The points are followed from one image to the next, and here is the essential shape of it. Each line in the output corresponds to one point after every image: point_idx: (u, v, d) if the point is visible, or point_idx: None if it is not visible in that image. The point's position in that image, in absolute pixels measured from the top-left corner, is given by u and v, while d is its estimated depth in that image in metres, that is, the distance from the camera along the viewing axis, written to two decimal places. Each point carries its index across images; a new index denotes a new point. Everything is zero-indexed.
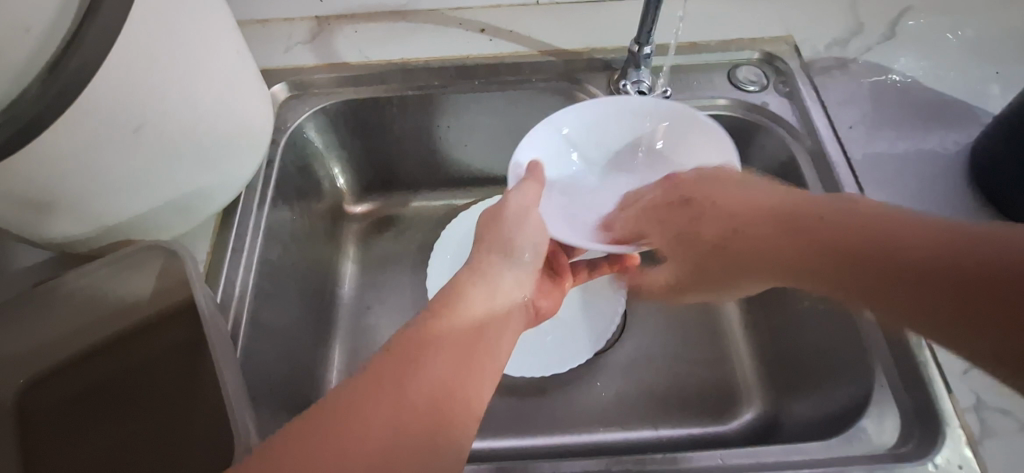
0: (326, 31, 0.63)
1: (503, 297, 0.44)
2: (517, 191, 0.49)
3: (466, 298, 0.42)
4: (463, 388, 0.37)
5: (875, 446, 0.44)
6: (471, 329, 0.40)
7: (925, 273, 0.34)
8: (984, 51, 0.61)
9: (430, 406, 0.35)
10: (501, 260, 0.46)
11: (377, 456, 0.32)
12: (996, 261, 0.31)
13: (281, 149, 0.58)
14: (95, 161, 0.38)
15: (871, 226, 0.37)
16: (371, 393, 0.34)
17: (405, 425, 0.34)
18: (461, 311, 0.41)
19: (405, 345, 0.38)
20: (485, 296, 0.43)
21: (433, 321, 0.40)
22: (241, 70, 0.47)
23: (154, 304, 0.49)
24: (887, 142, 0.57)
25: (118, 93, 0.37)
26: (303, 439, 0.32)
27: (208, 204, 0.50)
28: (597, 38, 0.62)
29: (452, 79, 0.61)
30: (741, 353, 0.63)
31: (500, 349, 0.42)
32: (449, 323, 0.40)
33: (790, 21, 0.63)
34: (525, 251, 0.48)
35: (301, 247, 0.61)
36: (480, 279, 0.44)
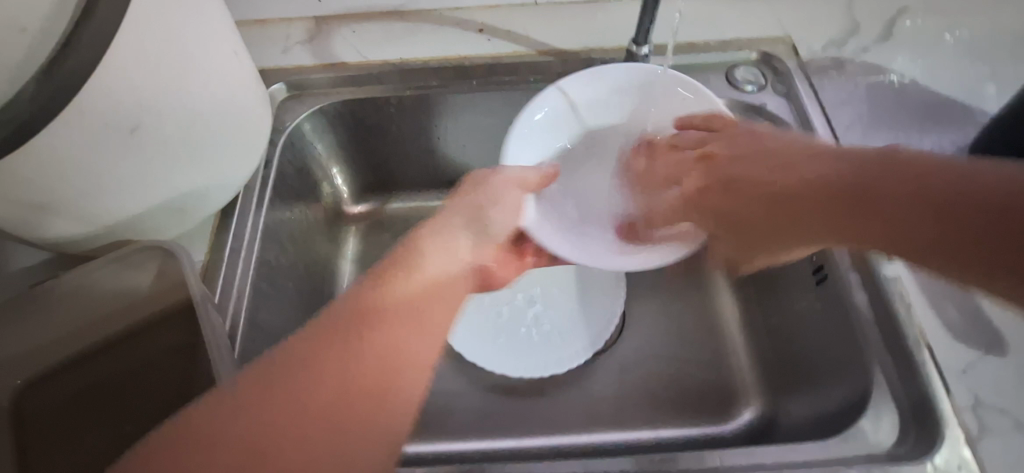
0: (324, 31, 0.63)
1: (477, 259, 0.48)
2: (505, 170, 0.52)
3: (422, 252, 0.45)
4: (406, 351, 0.39)
5: (873, 446, 0.44)
6: (421, 291, 0.42)
7: (951, 204, 0.34)
8: (980, 52, 0.62)
9: (368, 378, 0.37)
10: (465, 224, 0.48)
11: (333, 396, 0.35)
12: (990, 198, 0.33)
13: (279, 149, 0.58)
14: (93, 161, 0.38)
15: (844, 173, 0.39)
16: (308, 363, 0.36)
17: (335, 386, 0.36)
18: (432, 255, 0.45)
19: (342, 326, 0.38)
20: (440, 251, 0.46)
21: (400, 270, 0.43)
22: (238, 68, 0.47)
23: (151, 304, 0.49)
24: (883, 142, 0.57)
25: (116, 93, 0.37)
26: (275, 398, 0.35)
27: (206, 204, 0.49)
28: (595, 38, 0.62)
29: (450, 80, 0.61)
30: (740, 352, 0.63)
31: (442, 322, 0.42)
32: (402, 288, 0.42)
33: (787, 21, 0.63)
34: (495, 225, 0.49)
35: (299, 247, 0.61)
36: (437, 240, 0.46)
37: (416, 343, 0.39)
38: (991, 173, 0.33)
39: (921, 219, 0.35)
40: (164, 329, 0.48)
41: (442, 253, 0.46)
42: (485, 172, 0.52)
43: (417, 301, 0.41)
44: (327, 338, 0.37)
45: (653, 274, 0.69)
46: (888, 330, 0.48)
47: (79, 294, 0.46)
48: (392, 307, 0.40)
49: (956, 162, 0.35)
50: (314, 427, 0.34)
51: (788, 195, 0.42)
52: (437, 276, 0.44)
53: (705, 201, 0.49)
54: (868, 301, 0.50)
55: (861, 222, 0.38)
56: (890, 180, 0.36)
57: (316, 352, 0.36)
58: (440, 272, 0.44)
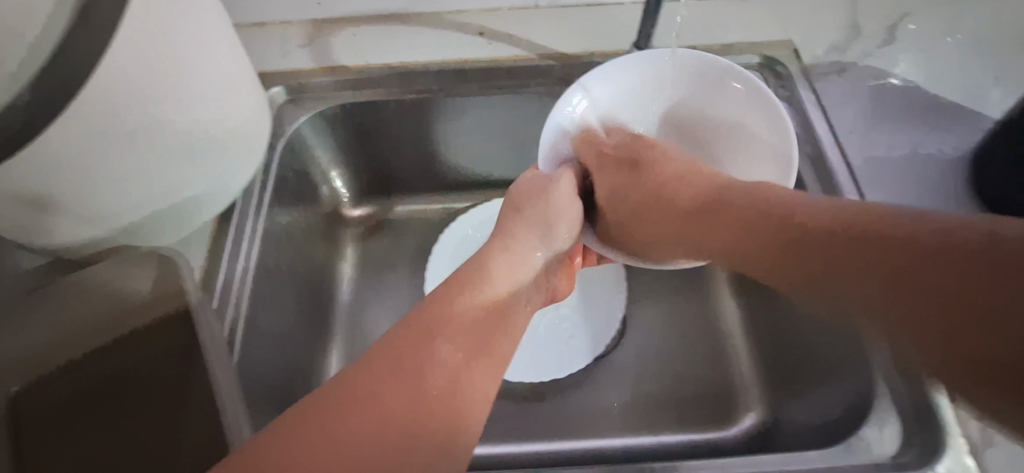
0: (324, 34, 0.63)
1: (528, 280, 0.46)
2: (563, 177, 0.53)
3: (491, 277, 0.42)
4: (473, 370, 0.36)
5: (877, 454, 0.43)
6: (491, 312, 0.40)
7: (958, 260, 0.28)
8: (983, 56, 0.61)
9: (433, 390, 0.34)
10: (535, 237, 0.48)
11: (389, 425, 0.32)
12: (991, 247, 0.27)
13: (279, 153, 0.58)
14: (90, 167, 0.38)
15: (877, 235, 0.32)
16: (372, 386, 0.33)
17: (390, 411, 0.32)
18: (501, 276, 0.43)
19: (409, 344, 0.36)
20: (513, 265, 0.45)
21: (470, 290, 0.41)
22: (238, 73, 0.47)
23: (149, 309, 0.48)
24: (886, 148, 0.57)
25: (115, 98, 0.37)
26: (312, 424, 0.31)
27: (206, 208, 0.49)
28: (596, 41, 0.62)
29: (451, 83, 0.61)
30: (741, 357, 0.63)
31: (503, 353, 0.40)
32: (482, 301, 0.41)
33: (790, 24, 0.63)
34: (559, 237, 0.50)
35: (299, 251, 0.61)
36: (502, 251, 0.45)
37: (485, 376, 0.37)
38: (980, 228, 0.29)
39: (910, 274, 0.30)
40: (162, 334, 0.48)
41: (516, 268, 0.45)
42: (548, 182, 0.52)
43: (481, 321, 0.39)
44: (374, 361, 0.34)
45: (655, 278, 0.69)
46: None
47: None
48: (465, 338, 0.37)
49: (983, 219, 0.29)
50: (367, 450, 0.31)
51: (821, 251, 0.34)
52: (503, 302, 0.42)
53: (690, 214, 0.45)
54: None
55: (866, 273, 0.31)
56: (894, 232, 0.31)
57: (363, 378, 0.34)
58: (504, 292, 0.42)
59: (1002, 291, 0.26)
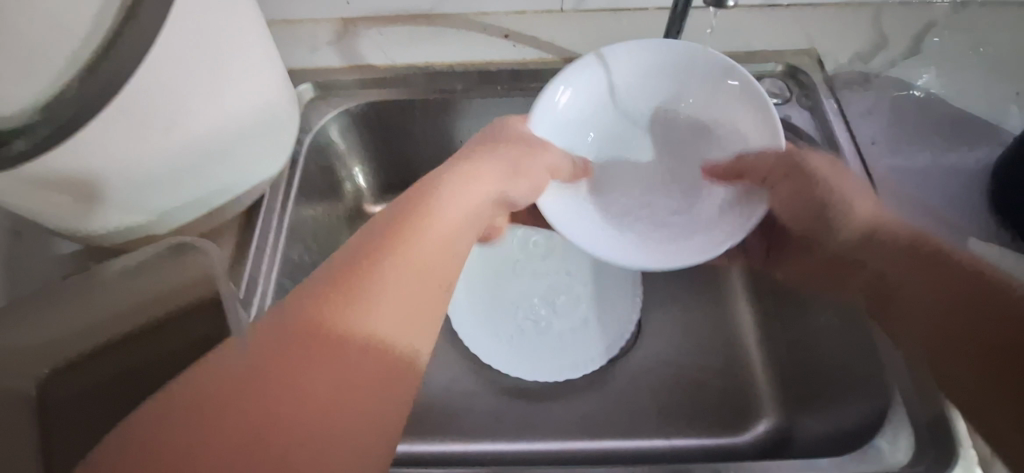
0: (352, 32, 0.64)
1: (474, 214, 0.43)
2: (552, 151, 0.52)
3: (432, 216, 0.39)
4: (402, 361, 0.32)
5: (890, 464, 0.43)
6: (426, 275, 0.35)
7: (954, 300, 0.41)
8: (1006, 70, 0.61)
9: (350, 382, 0.29)
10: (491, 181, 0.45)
11: (305, 416, 0.27)
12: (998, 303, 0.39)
13: (305, 149, 0.59)
14: (126, 157, 0.39)
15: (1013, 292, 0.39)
16: (285, 372, 0.28)
17: (302, 398, 0.28)
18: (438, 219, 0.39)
19: (335, 291, 0.32)
20: (455, 202, 0.41)
21: (407, 247, 0.35)
22: (269, 69, 0.48)
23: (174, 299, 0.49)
24: (907, 159, 0.57)
25: (154, 93, 0.38)
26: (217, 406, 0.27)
27: (234, 201, 0.50)
28: (619, 46, 0.63)
29: (476, 84, 0.62)
30: (755, 364, 0.64)
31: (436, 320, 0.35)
32: (416, 252, 0.36)
33: (815, 34, 0.63)
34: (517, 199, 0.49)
35: (320, 245, 0.62)
36: (457, 178, 0.43)
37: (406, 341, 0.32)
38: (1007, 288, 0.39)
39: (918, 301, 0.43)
40: (187, 322, 0.49)
41: (458, 208, 0.41)
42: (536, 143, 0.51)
43: (443, 238, 0.38)
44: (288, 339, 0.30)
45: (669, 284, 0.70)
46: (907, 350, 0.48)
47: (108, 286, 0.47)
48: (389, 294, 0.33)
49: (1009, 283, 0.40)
50: (273, 443, 0.26)
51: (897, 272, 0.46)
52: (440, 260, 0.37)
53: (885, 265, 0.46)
54: None
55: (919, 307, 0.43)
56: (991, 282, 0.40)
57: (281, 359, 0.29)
58: (460, 204, 0.42)
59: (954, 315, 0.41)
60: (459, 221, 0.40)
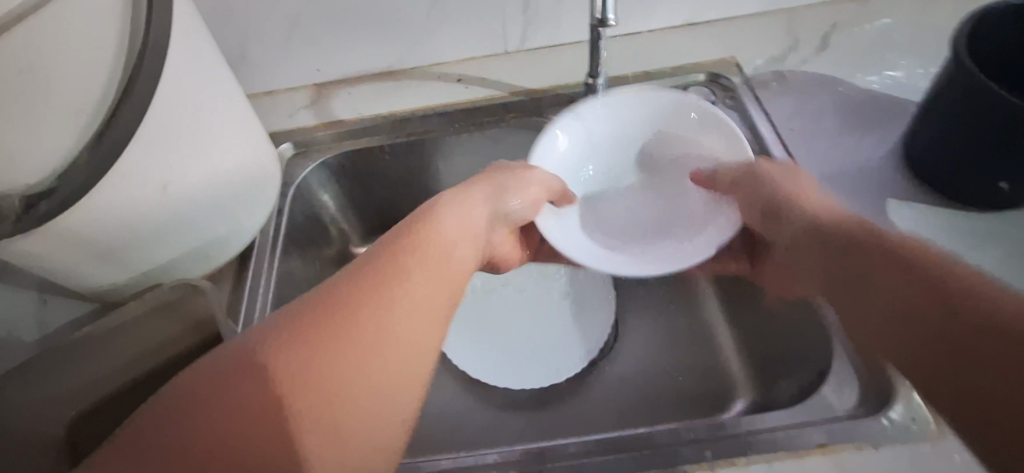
0: (324, 95, 0.72)
1: (455, 243, 0.46)
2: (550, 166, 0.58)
3: (422, 246, 0.43)
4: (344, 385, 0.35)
5: (836, 408, 0.45)
6: (402, 295, 0.39)
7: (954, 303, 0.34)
8: (907, 52, 0.68)
9: (277, 406, 0.33)
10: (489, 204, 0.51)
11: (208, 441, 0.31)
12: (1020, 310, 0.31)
13: (290, 199, 0.66)
14: (124, 201, 0.44)
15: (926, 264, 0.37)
16: (219, 384, 0.33)
17: (232, 421, 0.32)
18: (420, 256, 0.42)
19: (310, 321, 0.36)
20: (451, 237, 0.46)
21: (388, 268, 0.40)
22: (250, 129, 0.55)
23: (188, 333, 0.54)
24: (825, 143, 0.63)
25: (149, 145, 0.44)
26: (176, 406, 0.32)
27: (226, 248, 0.57)
28: (560, 74, 0.70)
29: (436, 125, 0.69)
30: (727, 351, 0.68)
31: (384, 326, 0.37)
32: (395, 284, 0.39)
33: (733, 43, 0.70)
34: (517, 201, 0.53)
35: (311, 286, 0.68)
36: (454, 218, 0.47)
37: (397, 351, 0.37)
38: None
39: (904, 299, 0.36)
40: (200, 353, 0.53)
41: (455, 238, 0.46)
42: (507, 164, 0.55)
43: (397, 267, 0.41)
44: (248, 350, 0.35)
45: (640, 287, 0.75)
46: None
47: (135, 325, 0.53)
48: (398, 301, 0.39)
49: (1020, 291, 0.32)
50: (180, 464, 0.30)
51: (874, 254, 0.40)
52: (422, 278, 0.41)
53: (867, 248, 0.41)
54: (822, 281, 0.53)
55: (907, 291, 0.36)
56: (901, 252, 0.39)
57: (227, 374, 0.33)
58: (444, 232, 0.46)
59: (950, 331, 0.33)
60: (440, 254, 0.44)
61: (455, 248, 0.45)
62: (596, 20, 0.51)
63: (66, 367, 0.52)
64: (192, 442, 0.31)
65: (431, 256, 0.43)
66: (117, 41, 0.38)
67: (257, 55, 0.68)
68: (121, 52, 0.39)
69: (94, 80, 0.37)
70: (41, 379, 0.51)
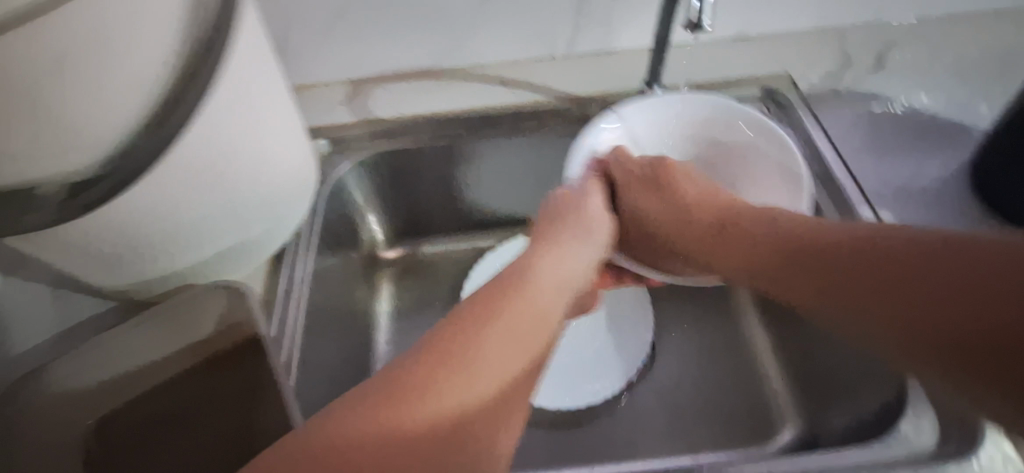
0: (361, 91, 0.69)
1: (562, 266, 0.48)
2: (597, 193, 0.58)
3: (536, 274, 0.46)
4: (507, 392, 0.38)
5: (917, 446, 0.43)
6: (536, 313, 0.42)
7: (915, 269, 0.37)
8: (967, 77, 0.66)
9: (450, 409, 0.35)
10: (582, 238, 0.52)
11: (392, 445, 0.33)
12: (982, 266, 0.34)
13: (324, 198, 0.62)
14: (172, 192, 0.40)
15: (855, 236, 0.41)
16: (387, 399, 0.34)
17: (414, 426, 0.34)
18: (537, 280, 0.45)
19: (459, 335, 0.39)
20: (557, 266, 0.48)
21: (510, 291, 0.43)
22: (296, 120, 0.52)
23: (224, 333, 0.51)
24: (883, 168, 0.62)
25: (208, 131, 0.40)
26: (344, 421, 0.33)
27: (264, 248, 0.53)
28: (609, 82, 0.68)
29: (478, 128, 0.66)
30: (771, 375, 0.65)
31: (527, 340, 0.41)
32: (524, 303, 0.43)
33: (788, 58, 0.68)
34: (600, 237, 0.54)
35: (341, 289, 0.65)
36: (553, 250, 0.50)
37: (519, 366, 0.39)
38: (986, 243, 0.35)
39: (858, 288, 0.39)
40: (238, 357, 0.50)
41: (559, 267, 0.48)
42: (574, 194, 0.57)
43: (520, 286, 0.44)
44: (408, 365, 0.37)
45: (678, 304, 0.72)
46: None
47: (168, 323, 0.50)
48: (496, 349, 0.39)
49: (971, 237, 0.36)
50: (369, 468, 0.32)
51: (813, 255, 0.42)
52: (545, 300, 0.44)
53: (815, 269, 0.42)
54: None
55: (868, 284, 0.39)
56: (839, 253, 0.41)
57: (390, 390, 0.35)
58: (550, 256, 0.49)
59: (941, 299, 0.35)
60: (558, 277, 0.47)
61: (564, 270, 0.48)
62: (691, 22, 0.46)
63: (90, 360, 0.48)
64: (375, 444, 0.32)
65: (548, 277, 0.46)
66: (182, 22, 0.35)
67: (295, 46, 0.65)
68: (184, 34, 0.35)
69: (152, 63, 0.34)
70: (63, 374, 0.48)
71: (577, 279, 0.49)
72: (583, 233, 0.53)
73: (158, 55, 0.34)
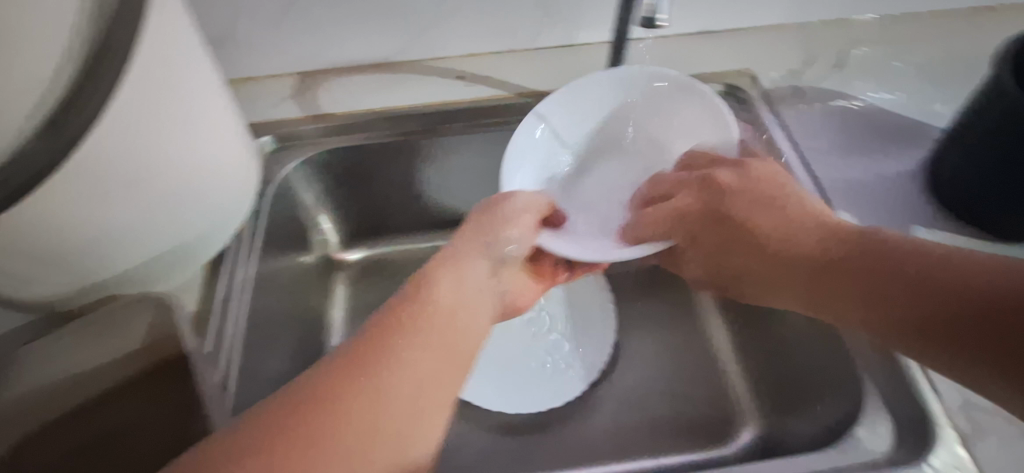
0: (309, 85, 0.65)
1: (464, 284, 0.44)
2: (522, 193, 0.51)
3: (435, 298, 0.42)
4: (411, 426, 0.36)
5: (872, 453, 0.43)
6: (432, 341, 0.39)
7: (933, 284, 0.40)
8: (924, 75, 0.66)
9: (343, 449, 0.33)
10: (488, 254, 0.47)
11: None
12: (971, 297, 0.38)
13: (269, 199, 0.59)
14: (85, 200, 0.37)
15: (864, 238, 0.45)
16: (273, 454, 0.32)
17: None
18: (433, 305, 0.41)
19: (351, 374, 0.36)
20: (457, 287, 0.43)
21: (404, 321, 0.39)
22: (229, 116, 0.48)
23: (150, 344, 0.48)
24: (845, 166, 0.61)
25: (118, 136, 0.37)
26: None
27: (198, 254, 0.49)
28: (569, 77, 0.66)
29: (433, 126, 0.64)
30: (732, 374, 0.64)
31: (427, 371, 0.38)
32: (422, 332, 0.39)
33: (750, 54, 0.67)
34: (510, 247, 0.48)
35: (290, 294, 0.62)
36: (453, 272, 0.44)
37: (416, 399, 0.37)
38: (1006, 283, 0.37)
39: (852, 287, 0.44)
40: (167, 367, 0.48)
41: (460, 288, 0.43)
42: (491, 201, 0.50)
43: (415, 313, 0.40)
44: (296, 405, 0.34)
45: (641, 304, 0.71)
46: (875, 343, 0.48)
47: (87, 340, 0.47)
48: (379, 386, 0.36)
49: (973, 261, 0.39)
50: None
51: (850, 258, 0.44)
52: (442, 329, 0.40)
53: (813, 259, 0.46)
54: None
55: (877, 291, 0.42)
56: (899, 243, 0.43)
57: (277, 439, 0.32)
58: (450, 277, 0.44)
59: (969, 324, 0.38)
60: (461, 295, 0.43)
61: (468, 292, 0.44)
62: (643, 18, 0.44)
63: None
64: None
65: (446, 300, 0.42)
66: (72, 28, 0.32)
67: (236, 37, 0.61)
68: (75, 40, 0.33)
69: (38, 70, 0.31)
70: None
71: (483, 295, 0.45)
72: (490, 247, 0.47)
73: (45, 62, 0.31)
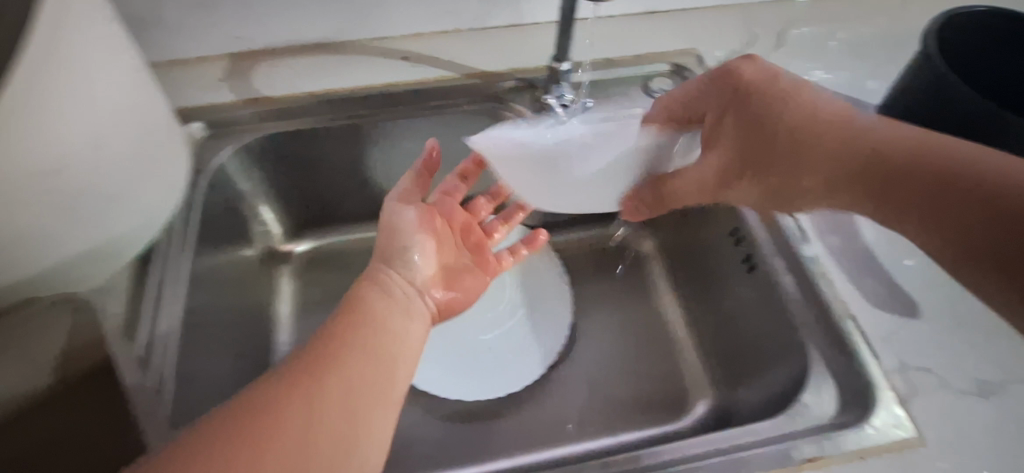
0: (243, 67, 0.61)
1: (385, 291, 0.45)
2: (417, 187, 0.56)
3: (366, 309, 0.42)
4: (363, 424, 0.34)
5: (819, 418, 0.45)
6: (371, 344, 0.39)
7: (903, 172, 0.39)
8: (857, 54, 0.69)
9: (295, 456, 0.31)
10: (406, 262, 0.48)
11: None
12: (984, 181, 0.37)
13: (203, 190, 0.55)
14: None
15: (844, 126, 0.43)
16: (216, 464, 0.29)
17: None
18: (368, 317, 0.41)
19: (298, 382, 0.34)
20: (386, 299, 0.44)
21: (343, 332, 0.39)
22: (152, 99, 0.45)
23: (72, 354, 0.45)
24: None
25: (23, 123, 0.33)
26: None
27: (126, 251, 0.46)
28: (518, 58, 0.64)
29: (378, 109, 0.61)
30: (686, 350, 0.66)
31: (372, 371, 0.37)
32: (361, 339, 0.39)
33: (695, 34, 0.68)
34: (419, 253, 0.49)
35: (231, 290, 0.58)
36: (375, 287, 0.45)
37: (365, 399, 0.35)
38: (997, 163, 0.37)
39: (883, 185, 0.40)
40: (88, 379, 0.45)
41: (388, 299, 0.44)
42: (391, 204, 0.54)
43: (345, 324, 0.40)
44: (239, 415, 0.32)
45: (596, 285, 0.72)
46: (820, 312, 0.50)
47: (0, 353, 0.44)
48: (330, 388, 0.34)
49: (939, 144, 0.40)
50: None
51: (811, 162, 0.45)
52: (380, 335, 0.40)
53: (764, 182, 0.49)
54: (795, 284, 0.52)
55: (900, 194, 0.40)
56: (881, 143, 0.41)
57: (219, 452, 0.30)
58: (374, 286, 0.45)
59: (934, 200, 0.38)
60: (387, 302, 0.44)
61: (395, 301, 0.44)
62: None
63: None
64: None
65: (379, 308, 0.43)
66: None
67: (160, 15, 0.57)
68: None
69: None
70: None
71: (412, 306, 0.45)
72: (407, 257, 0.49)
73: None
